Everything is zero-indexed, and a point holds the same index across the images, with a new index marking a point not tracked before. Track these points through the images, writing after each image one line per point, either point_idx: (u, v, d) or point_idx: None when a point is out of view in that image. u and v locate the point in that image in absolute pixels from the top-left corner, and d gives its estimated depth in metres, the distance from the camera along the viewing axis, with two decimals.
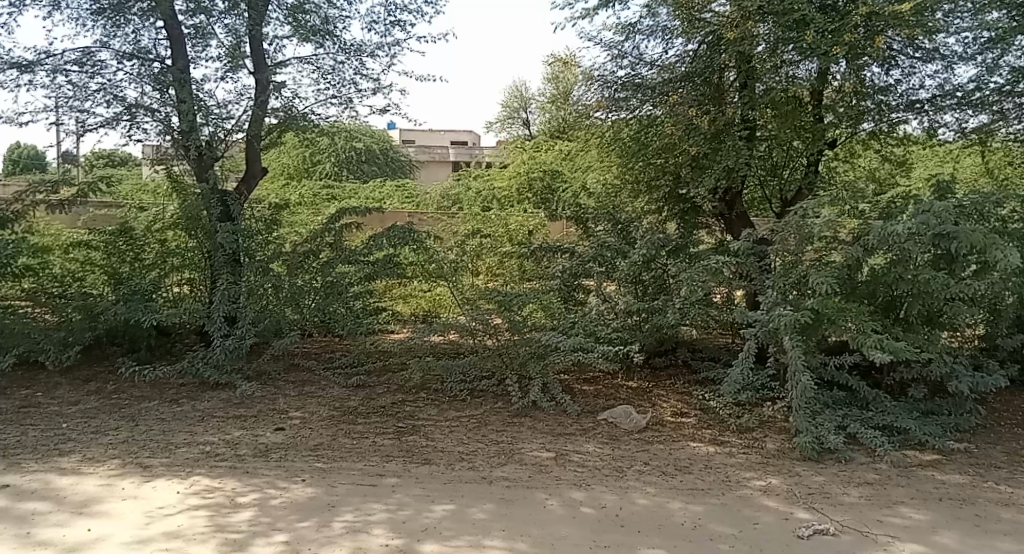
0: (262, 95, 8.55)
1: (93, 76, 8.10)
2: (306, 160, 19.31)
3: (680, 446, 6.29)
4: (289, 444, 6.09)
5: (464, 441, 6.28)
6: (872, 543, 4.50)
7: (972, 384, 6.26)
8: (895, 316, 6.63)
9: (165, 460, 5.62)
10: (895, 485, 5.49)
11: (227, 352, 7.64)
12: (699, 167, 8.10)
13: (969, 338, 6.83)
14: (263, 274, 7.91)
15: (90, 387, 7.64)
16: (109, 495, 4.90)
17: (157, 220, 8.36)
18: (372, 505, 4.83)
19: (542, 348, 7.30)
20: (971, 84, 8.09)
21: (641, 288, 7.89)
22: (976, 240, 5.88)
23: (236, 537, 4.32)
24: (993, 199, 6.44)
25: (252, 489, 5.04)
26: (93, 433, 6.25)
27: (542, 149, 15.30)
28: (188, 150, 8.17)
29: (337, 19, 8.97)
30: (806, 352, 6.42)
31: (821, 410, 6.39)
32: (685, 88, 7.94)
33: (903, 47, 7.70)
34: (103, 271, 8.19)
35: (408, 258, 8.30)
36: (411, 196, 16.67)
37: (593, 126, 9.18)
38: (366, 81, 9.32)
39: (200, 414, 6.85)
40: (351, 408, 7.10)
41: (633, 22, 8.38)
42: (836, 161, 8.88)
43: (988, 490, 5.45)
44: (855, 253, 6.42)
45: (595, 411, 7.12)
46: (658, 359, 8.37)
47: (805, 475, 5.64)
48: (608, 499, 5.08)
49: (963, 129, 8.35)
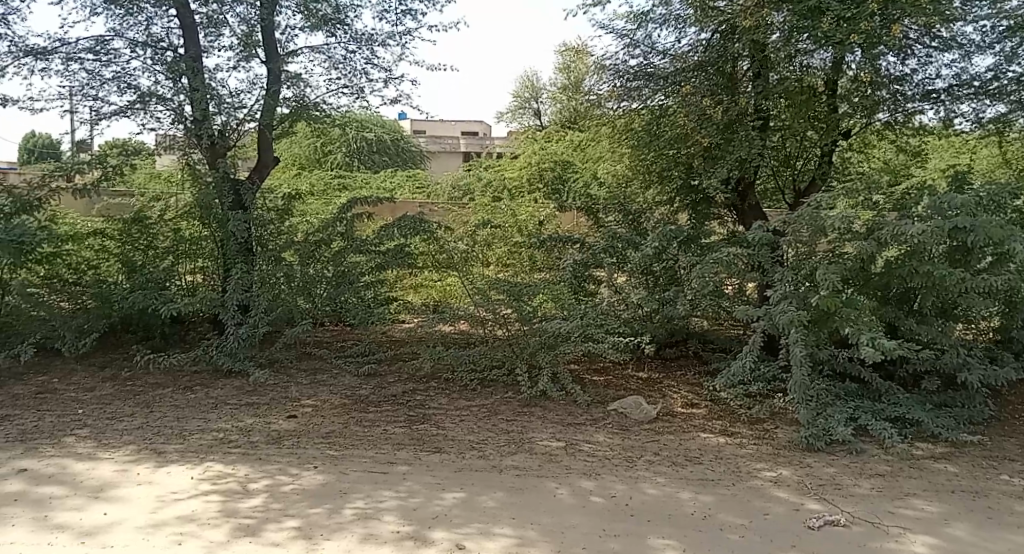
0: (274, 85, 8.57)
1: (108, 64, 8.12)
2: (318, 151, 19.23)
3: (690, 437, 6.29)
4: (302, 431, 6.12)
5: (475, 430, 6.30)
6: (883, 535, 4.49)
7: (984, 377, 6.26)
8: (908, 308, 6.60)
9: (179, 447, 5.66)
10: (906, 477, 5.47)
11: (240, 340, 7.70)
12: (712, 158, 8.03)
13: (983, 331, 6.78)
14: (276, 265, 8.04)
15: (105, 374, 7.71)
16: (124, 481, 4.94)
17: (170, 209, 8.34)
18: (382, 492, 4.86)
19: (552, 338, 7.37)
20: (988, 73, 8.03)
21: (652, 279, 7.90)
22: (989, 234, 5.80)
23: (249, 522, 4.35)
24: (1010, 189, 6.39)
25: (263, 476, 5.08)
26: (108, 419, 6.31)
27: (554, 140, 15.17)
28: (201, 139, 8.26)
29: (350, 8, 8.96)
30: (815, 344, 6.38)
31: (831, 402, 6.35)
32: (697, 79, 7.90)
33: (920, 35, 7.61)
34: (118, 259, 8.22)
35: (420, 247, 8.38)
36: (422, 186, 16.55)
37: (604, 117, 9.10)
38: (378, 70, 9.33)
39: (213, 402, 6.89)
40: (363, 397, 7.12)
41: (645, 10, 8.33)
42: (850, 151, 8.77)
43: (1001, 482, 5.43)
44: (868, 246, 6.27)
45: (606, 401, 7.12)
46: (669, 349, 8.35)
47: (816, 466, 5.63)
48: (618, 489, 5.09)
49: (980, 118, 8.26)
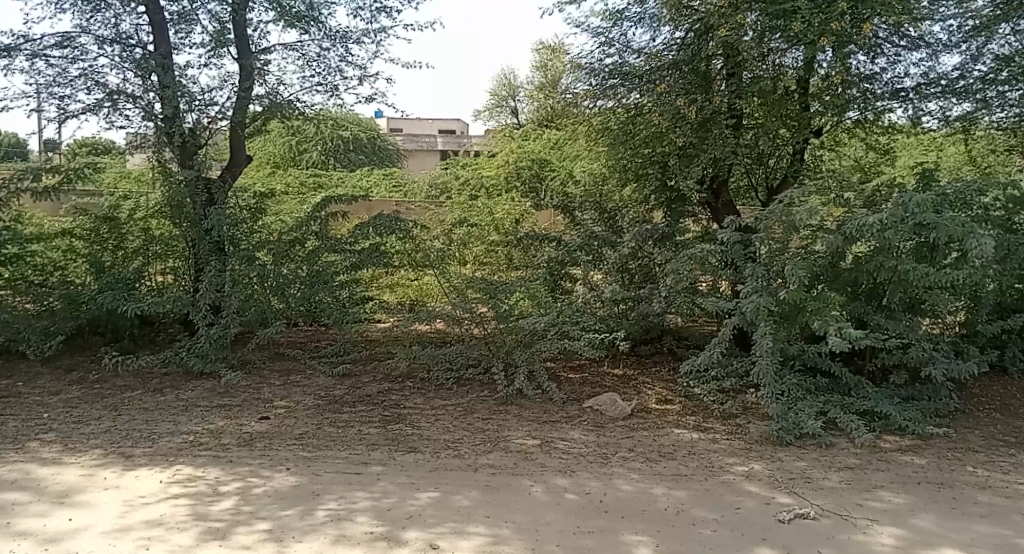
0: (247, 81, 8.50)
1: (75, 61, 8.01)
2: (292, 149, 18.99)
3: (665, 433, 6.33)
4: (274, 433, 6.08)
5: (450, 429, 6.29)
6: (851, 527, 4.55)
7: (948, 370, 6.34)
8: (877, 304, 6.66)
9: (147, 450, 5.61)
10: (875, 469, 5.54)
11: (212, 341, 7.64)
12: (686, 157, 8.07)
13: (951, 325, 6.83)
14: (249, 265, 7.88)
15: (71, 377, 7.61)
16: (90, 485, 4.89)
17: (141, 207, 8.26)
18: (355, 493, 4.84)
19: (528, 337, 7.39)
20: (955, 72, 8.15)
21: (628, 276, 8.00)
22: (953, 230, 5.87)
23: (218, 526, 4.32)
24: (976, 187, 6.52)
25: (234, 478, 5.04)
26: (75, 423, 6.24)
27: (532, 138, 15.17)
28: (172, 138, 8.09)
29: (323, 5, 8.91)
30: (785, 340, 6.47)
31: (801, 397, 6.43)
32: (672, 78, 7.93)
33: (889, 35, 7.68)
34: (86, 259, 8.15)
35: (395, 247, 8.35)
36: (398, 184, 16.41)
37: (580, 115, 9.11)
38: (352, 68, 9.29)
39: (183, 404, 6.83)
40: (337, 397, 7.09)
41: (620, 9, 8.36)
42: (821, 149, 8.82)
43: (966, 474, 5.51)
44: (836, 242, 6.33)
45: (582, 399, 7.15)
46: (644, 346, 8.41)
47: (787, 461, 5.69)
48: (593, 486, 5.11)
49: (947, 117, 8.37)
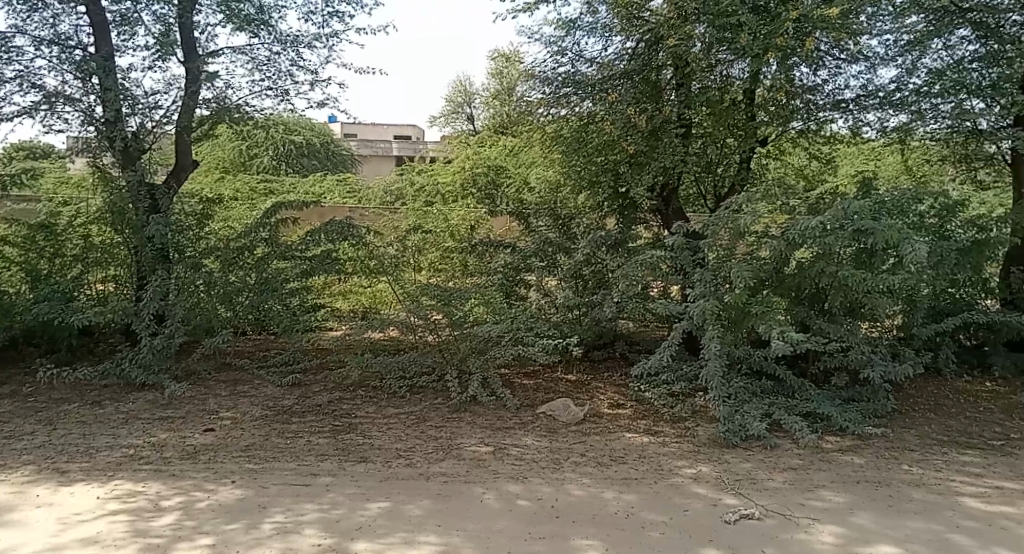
0: (193, 85, 8.25)
1: (10, 63, 7.81)
2: (245, 155, 18.76)
3: (616, 437, 6.38)
4: (219, 445, 5.99)
5: (402, 438, 6.26)
6: (795, 526, 4.64)
7: (885, 373, 6.48)
8: (820, 308, 6.81)
9: (85, 465, 5.47)
10: (817, 469, 5.66)
11: (155, 352, 7.50)
12: (637, 165, 8.20)
13: (888, 328, 7.03)
14: (195, 271, 7.82)
15: (5, 390, 7.41)
16: (23, 503, 4.76)
17: (81, 214, 8.10)
18: (304, 504, 4.79)
19: (482, 343, 7.42)
20: (891, 85, 8.34)
21: (581, 283, 8.03)
22: (888, 235, 6.04)
23: (158, 542, 4.24)
24: (912, 195, 6.71)
25: (177, 493, 4.95)
26: (8, 438, 6.07)
27: (487, 145, 15.20)
28: (114, 142, 7.85)
29: (273, 9, 8.83)
30: (732, 343, 6.58)
31: (747, 399, 6.55)
32: (623, 86, 8.07)
33: (830, 48, 7.86)
34: (22, 268, 7.91)
35: (347, 253, 8.20)
36: (352, 190, 16.31)
37: (534, 123, 9.15)
38: (303, 73, 9.20)
39: (124, 416, 6.69)
40: (286, 407, 7.00)
41: (573, 18, 8.42)
42: (766, 158, 9.02)
43: (902, 472, 5.66)
44: (780, 246, 6.47)
45: (534, 405, 7.17)
46: (596, 352, 8.39)
47: (733, 462, 5.77)
48: (544, 491, 5.13)
49: (885, 127, 8.57)
